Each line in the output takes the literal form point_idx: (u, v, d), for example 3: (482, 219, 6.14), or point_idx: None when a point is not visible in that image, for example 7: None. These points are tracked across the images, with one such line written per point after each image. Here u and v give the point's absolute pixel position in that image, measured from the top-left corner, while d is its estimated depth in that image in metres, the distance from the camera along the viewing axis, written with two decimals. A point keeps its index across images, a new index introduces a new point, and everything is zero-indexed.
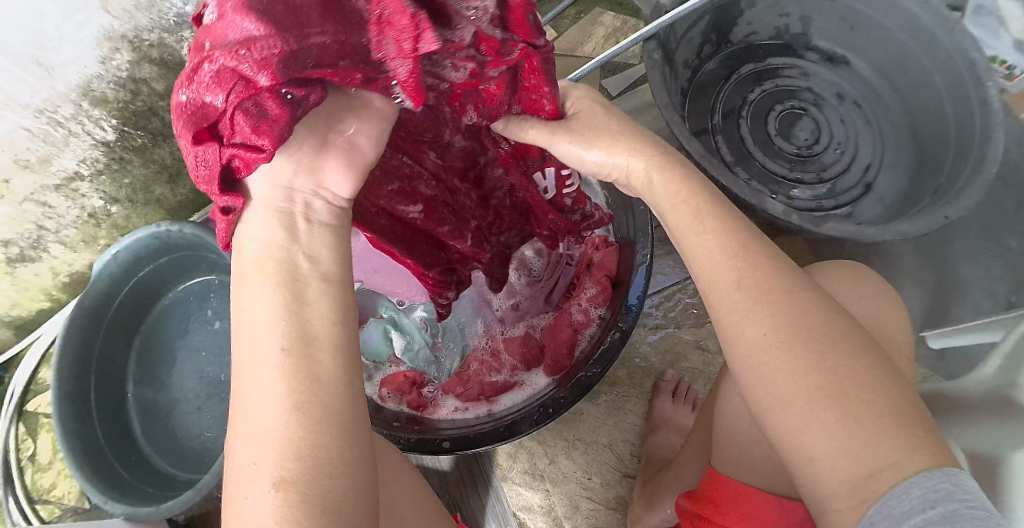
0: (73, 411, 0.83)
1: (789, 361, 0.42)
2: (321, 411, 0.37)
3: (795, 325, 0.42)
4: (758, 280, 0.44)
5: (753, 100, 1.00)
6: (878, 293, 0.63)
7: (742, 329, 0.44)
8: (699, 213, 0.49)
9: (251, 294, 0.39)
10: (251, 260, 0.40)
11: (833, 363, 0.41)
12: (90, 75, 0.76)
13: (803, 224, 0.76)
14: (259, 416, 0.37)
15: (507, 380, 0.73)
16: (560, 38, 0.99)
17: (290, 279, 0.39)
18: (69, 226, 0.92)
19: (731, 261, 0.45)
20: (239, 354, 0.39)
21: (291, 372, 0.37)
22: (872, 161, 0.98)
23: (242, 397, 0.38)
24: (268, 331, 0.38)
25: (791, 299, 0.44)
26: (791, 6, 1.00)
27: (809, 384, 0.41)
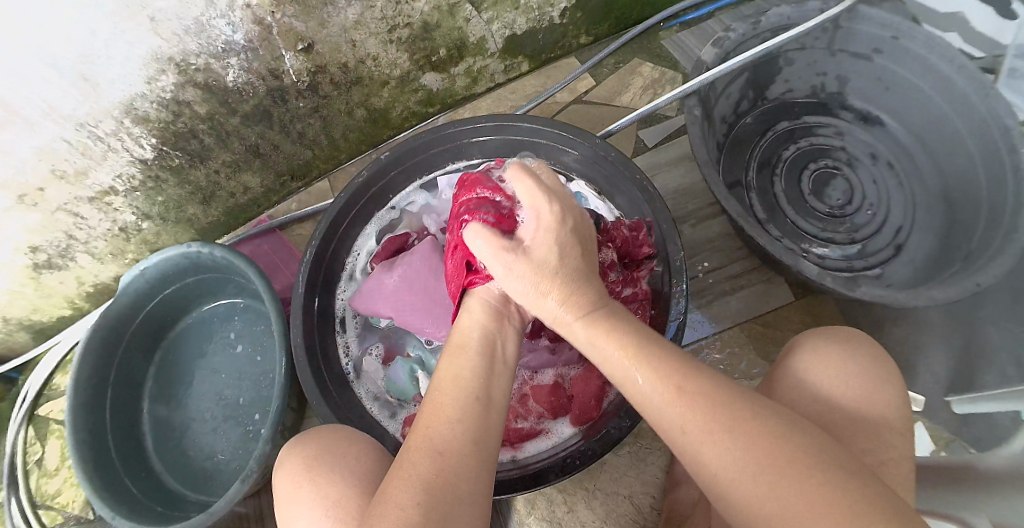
0: (87, 423, 0.83)
1: (753, 483, 0.37)
2: (480, 448, 0.45)
3: (736, 431, 0.39)
4: (705, 411, 0.40)
5: (787, 157, 1.01)
6: (870, 372, 0.54)
7: (703, 462, 0.40)
8: (633, 355, 0.46)
9: (465, 359, 0.51)
10: (471, 336, 0.54)
11: (791, 461, 0.37)
12: (134, 94, 0.74)
13: (836, 287, 0.76)
14: (440, 443, 0.44)
15: (533, 427, 0.73)
16: (598, 87, 1.00)
17: (488, 357, 0.52)
18: (99, 238, 0.92)
19: (664, 376, 0.43)
20: (442, 392, 0.48)
21: (475, 415, 0.46)
22: (902, 223, 0.97)
23: (428, 424, 0.46)
24: (472, 378, 0.49)
25: (741, 424, 0.39)
26: (829, 65, 1.02)
27: (759, 486, 0.37)
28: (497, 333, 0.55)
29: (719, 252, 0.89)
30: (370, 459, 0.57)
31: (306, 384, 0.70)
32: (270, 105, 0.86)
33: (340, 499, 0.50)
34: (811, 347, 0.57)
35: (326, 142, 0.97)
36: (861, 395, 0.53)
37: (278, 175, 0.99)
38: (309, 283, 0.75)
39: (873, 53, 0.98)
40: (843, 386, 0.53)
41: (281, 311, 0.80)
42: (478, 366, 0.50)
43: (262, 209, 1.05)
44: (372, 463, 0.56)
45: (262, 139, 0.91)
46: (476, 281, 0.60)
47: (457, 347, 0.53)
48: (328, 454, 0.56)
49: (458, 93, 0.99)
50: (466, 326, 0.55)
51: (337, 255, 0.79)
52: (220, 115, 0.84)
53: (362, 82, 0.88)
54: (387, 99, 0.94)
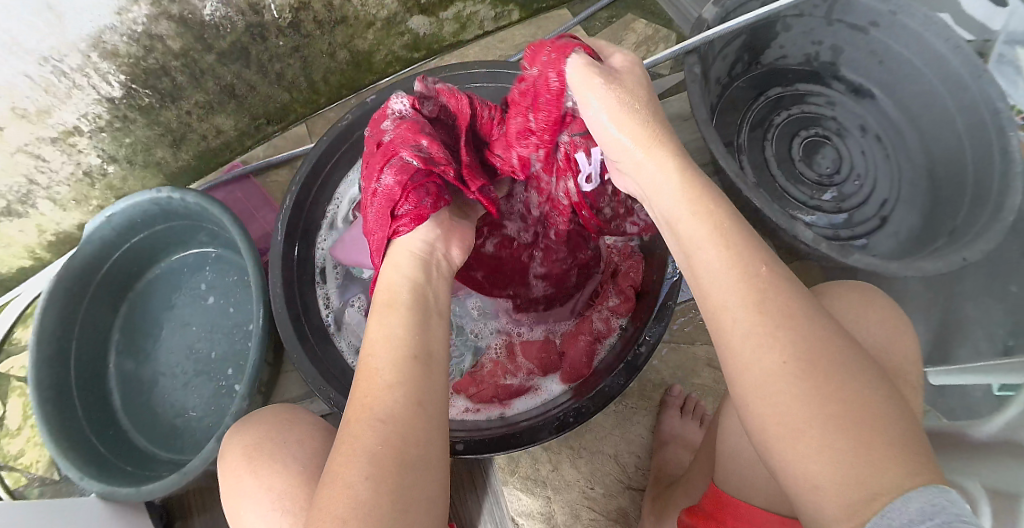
0: (51, 376, 0.79)
1: (804, 390, 0.34)
2: (418, 406, 0.39)
3: (810, 344, 0.36)
4: (779, 302, 0.38)
5: (779, 123, 1.00)
6: (887, 322, 0.54)
7: (753, 353, 0.37)
8: (719, 226, 0.42)
9: (388, 317, 0.44)
10: (398, 291, 0.47)
11: (841, 380, 0.34)
12: (103, 27, 0.69)
13: (832, 252, 0.75)
14: (384, 411, 0.38)
15: (522, 383, 0.71)
16: (591, 41, 0.96)
17: (420, 307, 0.46)
18: (62, 183, 0.87)
19: (742, 270, 0.39)
20: (375, 351, 0.42)
21: (416, 373, 0.41)
22: (889, 195, 0.96)
23: (366, 384, 0.40)
24: (406, 333, 0.43)
25: (810, 323, 0.37)
26: (825, 34, 0.99)
27: (811, 403, 0.34)
28: (427, 286, 0.49)
29: None
30: (317, 439, 0.54)
31: (285, 334, 0.67)
32: (248, 43, 0.81)
33: (284, 491, 0.48)
34: (831, 294, 0.57)
35: (305, 84, 0.93)
36: (877, 337, 0.52)
37: (254, 119, 0.94)
38: (288, 229, 0.72)
39: (869, 27, 0.95)
40: (866, 329, 0.52)
41: (258, 261, 0.77)
42: (411, 320, 0.44)
43: (235, 155, 0.99)
44: (316, 447, 0.53)
45: (238, 79, 0.86)
46: (400, 230, 0.53)
47: (386, 304, 0.46)
48: (269, 441, 0.52)
49: (446, 40, 0.95)
50: (390, 282, 0.49)
51: (316, 202, 0.75)
52: (195, 52, 0.79)
53: (347, 22, 0.84)
54: (371, 42, 0.89)
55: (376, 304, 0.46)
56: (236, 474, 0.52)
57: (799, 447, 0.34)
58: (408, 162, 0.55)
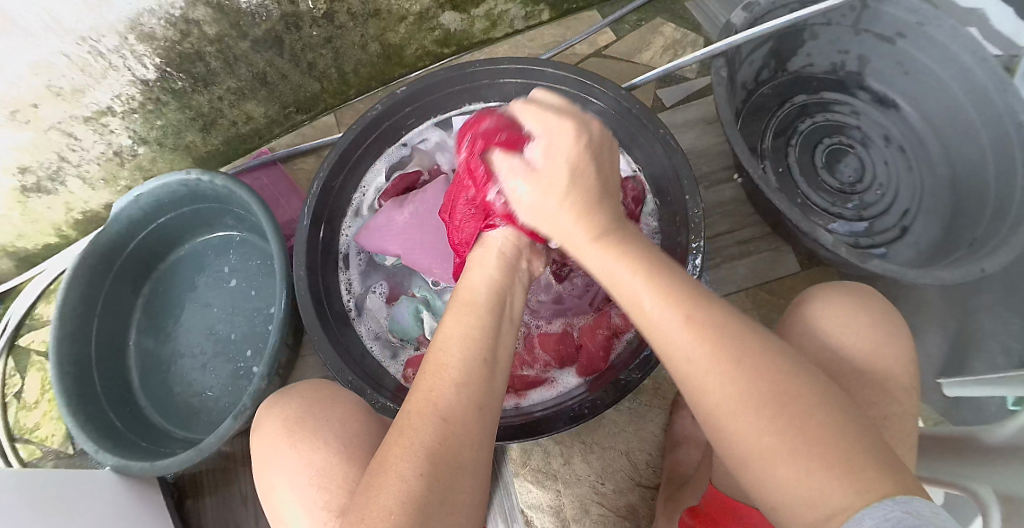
0: (73, 352, 0.80)
1: (752, 419, 0.36)
2: (478, 411, 0.40)
3: (754, 376, 0.37)
4: (717, 338, 0.39)
5: (803, 130, 1.00)
6: (885, 328, 0.54)
7: (702, 389, 0.39)
8: (648, 279, 0.43)
9: (466, 322, 0.45)
10: (478, 294, 0.48)
11: (780, 390, 0.37)
12: (142, 10, 0.71)
13: (850, 257, 0.75)
14: (445, 408, 0.39)
15: (538, 375, 0.71)
16: (619, 43, 0.97)
17: (496, 311, 0.47)
18: (92, 161, 0.88)
19: (684, 315, 0.41)
20: (447, 352, 0.43)
21: (480, 378, 0.42)
22: (911, 205, 0.95)
23: (431, 381, 0.41)
24: (478, 336, 0.44)
25: (750, 354, 0.39)
26: (851, 43, 1.00)
27: (764, 431, 0.36)
28: (508, 290, 0.50)
29: (729, 218, 0.88)
30: (356, 420, 0.54)
31: (308, 319, 0.68)
32: (282, 32, 0.83)
33: (325, 466, 0.49)
34: (823, 297, 0.57)
35: (336, 75, 0.94)
36: (876, 333, 0.53)
37: (283, 107, 0.95)
38: (314, 215, 0.72)
39: (895, 37, 0.96)
40: (857, 326, 0.53)
41: (284, 251, 0.78)
42: (488, 322, 0.45)
43: (263, 142, 1.01)
44: (354, 429, 0.53)
45: (271, 67, 0.88)
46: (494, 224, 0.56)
47: (464, 302, 0.47)
48: (310, 417, 0.53)
49: (476, 37, 0.96)
50: (472, 282, 0.50)
51: (344, 188, 0.76)
52: (230, 37, 0.80)
53: (380, 15, 0.85)
54: (402, 35, 0.90)
55: (455, 303, 0.48)
56: (274, 447, 0.52)
57: (763, 471, 0.36)
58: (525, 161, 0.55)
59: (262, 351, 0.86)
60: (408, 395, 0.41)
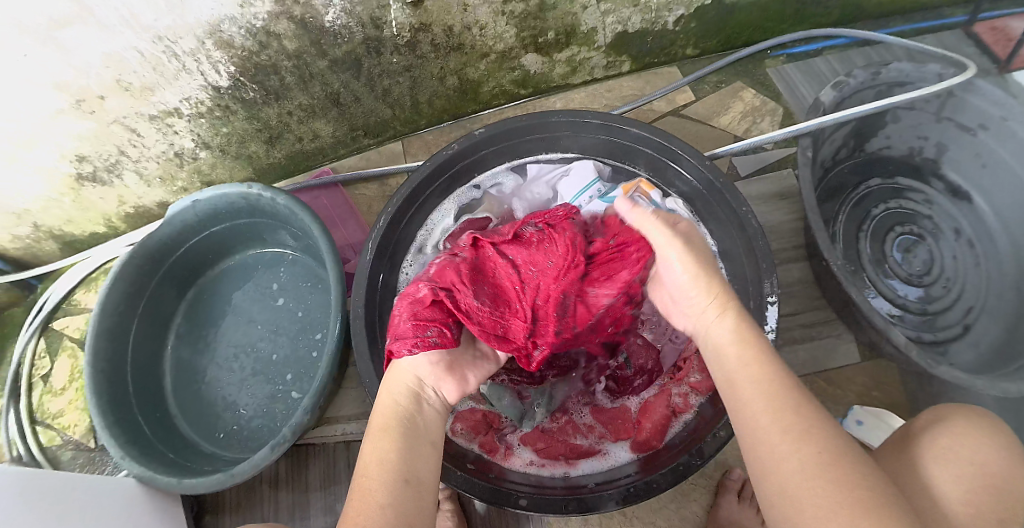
0: (108, 350, 0.79)
1: (827, 487, 0.37)
2: (403, 513, 0.43)
3: (839, 453, 0.39)
4: (798, 413, 0.42)
5: (875, 215, 0.97)
6: (1014, 457, 0.50)
7: (774, 457, 0.40)
8: (755, 353, 0.48)
9: (383, 447, 0.47)
10: (392, 416, 0.51)
11: (844, 462, 0.39)
12: (222, 16, 0.69)
13: (920, 360, 0.71)
14: (374, 516, 0.42)
15: (591, 445, 0.68)
16: (698, 103, 0.95)
17: (410, 438, 0.49)
18: (151, 159, 0.88)
19: (775, 391, 0.44)
20: (367, 473, 0.46)
21: (397, 494, 0.44)
22: (975, 302, 0.91)
23: (357, 504, 0.43)
24: (396, 462, 0.46)
25: (826, 431, 0.41)
26: (932, 130, 0.96)
27: (842, 499, 0.37)
28: (421, 407, 0.53)
29: (795, 297, 0.86)
30: None
31: (361, 362, 0.65)
32: (363, 55, 0.81)
33: None
34: (951, 412, 0.54)
35: (409, 104, 0.93)
36: (1006, 465, 0.49)
37: (352, 130, 0.94)
38: (378, 250, 0.70)
39: (976, 129, 0.92)
40: (993, 453, 0.50)
41: (340, 275, 0.75)
42: (403, 446, 0.48)
43: (326, 161, 1.00)
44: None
45: (345, 88, 0.86)
46: (392, 350, 0.55)
47: (380, 429, 0.49)
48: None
49: (554, 81, 0.94)
50: (384, 406, 0.52)
51: (408, 227, 0.74)
52: (309, 55, 0.79)
53: (463, 49, 0.84)
54: (482, 72, 0.89)
55: (371, 428, 0.50)
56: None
57: None
58: (422, 290, 0.58)
59: (304, 377, 0.84)
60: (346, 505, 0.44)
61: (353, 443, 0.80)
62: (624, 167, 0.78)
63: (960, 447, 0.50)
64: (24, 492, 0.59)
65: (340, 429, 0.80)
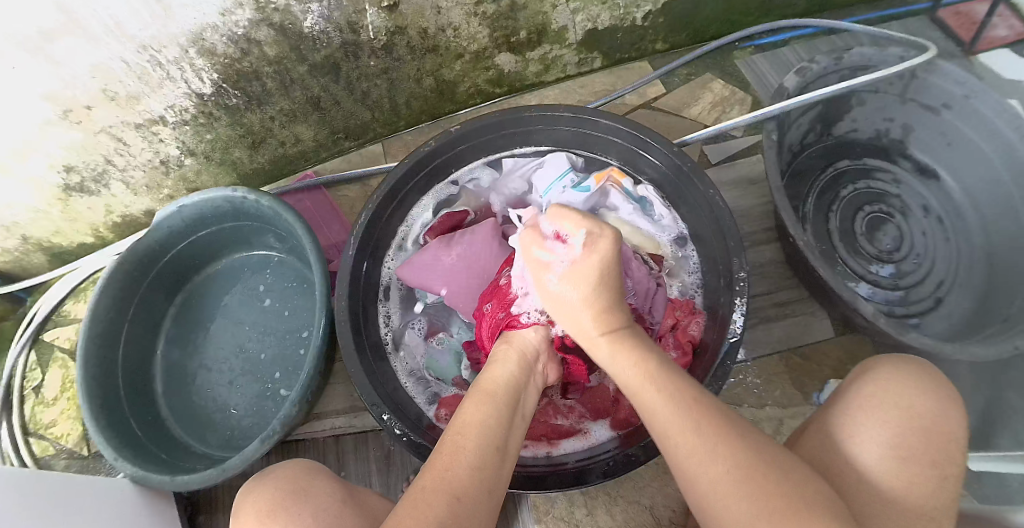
0: (99, 356, 0.80)
1: (737, 499, 0.41)
2: (491, 480, 0.43)
3: (744, 458, 0.42)
4: (700, 424, 0.45)
5: (844, 196, 1.00)
6: (941, 399, 0.52)
7: (694, 474, 0.44)
8: (651, 377, 0.50)
9: (483, 410, 0.48)
10: (500, 387, 0.52)
11: (754, 465, 0.42)
12: (206, 25, 0.72)
13: (889, 329, 0.74)
14: (463, 470, 0.42)
15: (572, 425, 0.71)
16: (669, 95, 0.98)
17: (510, 411, 0.50)
18: (137, 167, 0.90)
19: (677, 406, 0.47)
20: (461, 428, 0.46)
21: (488, 456, 0.44)
22: (945, 277, 0.95)
23: (449, 454, 0.44)
24: (492, 426, 0.47)
25: (727, 436, 0.44)
26: (898, 112, 1.00)
27: (753, 512, 0.40)
28: (523, 388, 0.53)
29: (769, 277, 0.88)
30: (301, 477, 0.50)
31: (346, 351, 0.67)
32: (341, 59, 0.84)
33: (269, 501, 0.47)
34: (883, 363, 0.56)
35: (388, 106, 0.95)
36: (933, 407, 0.51)
37: (333, 133, 0.97)
38: (359, 244, 0.72)
39: (941, 108, 0.96)
40: (916, 398, 0.52)
41: (326, 275, 0.77)
42: (503, 418, 0.48)
43: (309, 164, 1.02)
44: (335, 518, 0.46)
45: (325, 92, 0.89)
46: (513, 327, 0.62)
47: (483, 393, 0.50)
48: (285, 507, 0.47)
49: (528, 79, 0.97)
50: (495, 375, 0.53)
51: (389, 222, 0.77)
52: (289, 60, 0.81)
53: (438, 51, 0.86)
54: (457, 72, 0.92)
55: (473, 388, 0.52)
56: (264, 484, 0.50)
57: None
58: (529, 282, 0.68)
59: (293, 374, 0.86)
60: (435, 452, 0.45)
61: (343, 436, 0.82)
62: (597, 157, 0.81)
63: (881, 396, 0.53)
64: (7, 491, 0.59)
65: (328, 424, 0.82)
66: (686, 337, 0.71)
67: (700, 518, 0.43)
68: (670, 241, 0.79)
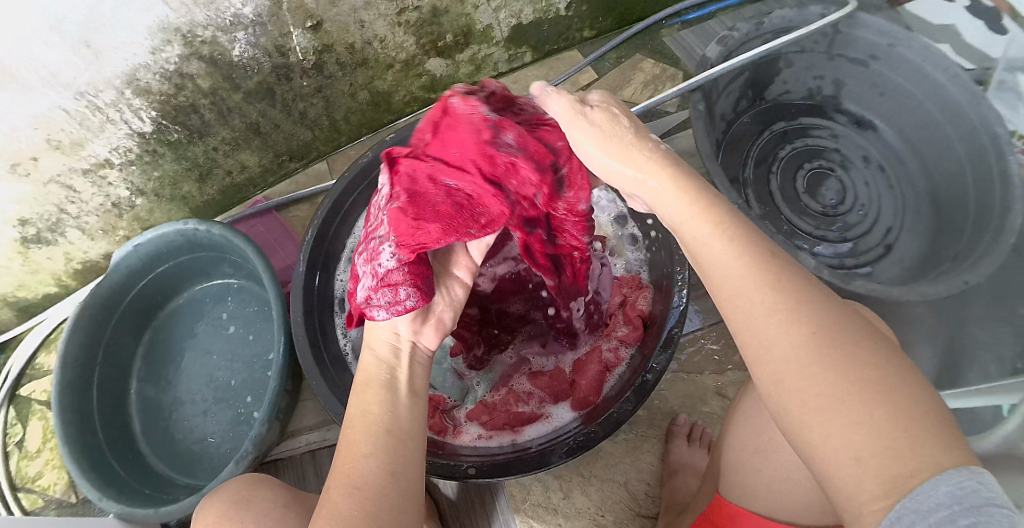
0: (74, 402, 0.81)
1: (824, 368, 0.37)
2: (391, 461, 0.43)
3: (832, 326, 0.39)
4: (784, 284, 0.41)
5: (783, 156, 1.03)
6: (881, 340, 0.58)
7: (774, 338, 0.40)
8: (716, 225, 0.45)
9: (365, 399, 0.47)
10: (375, 370, 0.49)
11: (836, 332, 0.38)
12: (137, 64, 0.73)
13: (834, 279, 0.76)
14: (358, 474, 0.42)
15: (534, 411, 0.72)
16: (601, 80, 1.01)
17: (392, 389, 0.48)
18: (91, 213, 0.91)
19: (755, 268, 0.42)
20: (352, 427, 0.46)
21: (380, 441, 0.44)
22: (893, 223, 0.98)
23: (344, 457, 0.44)
24: (378, 410, 0.46)
25: (812, 297, 0.40)
26: (827, 69, 1.03)
27: (841, 383, 0.36)
28: (400, 363, 0.51)
29: None
30: (252, 484, 0.58)
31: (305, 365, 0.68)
32: (274, 83, 0.85)
33: (219, 511, 0.55)
34: None
35: (327, 123, 0.97)
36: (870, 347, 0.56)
37: (277, 156, 0.98)
38: (310, 262, 0.74)
39: (868, 60, 0.98)
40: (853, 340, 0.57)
41: (281, 296, 0.78)
42: (384, 399, 0.47)
43: (257, 190, 1.03)
44: (276, 522, 0.54)
45: (263, 117, 0.90)
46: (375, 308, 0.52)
47: (364, 382, 0.49)
48: (231, 515, 0.55)
49: (462, 81, 0.99)
50: (368, 361, 0.51)
51: (337, 235, 0.78)
52: (223, 90, 0.83)
53: (367, 64, 0.88)
54: (390, 83, 0.93)
55: (354, 383, 0.50)
56: (219, 494, 0.58)
57: (835, 434, 0.36)
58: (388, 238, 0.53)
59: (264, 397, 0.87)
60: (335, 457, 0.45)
61: (319, 451, 0.83)
62: None
63: None
64: None
65: (303, 440, 0.83)
66: (634, 312, 0.73)
67: (769, 392, 0.40)
68: (611, 221, 0.81)
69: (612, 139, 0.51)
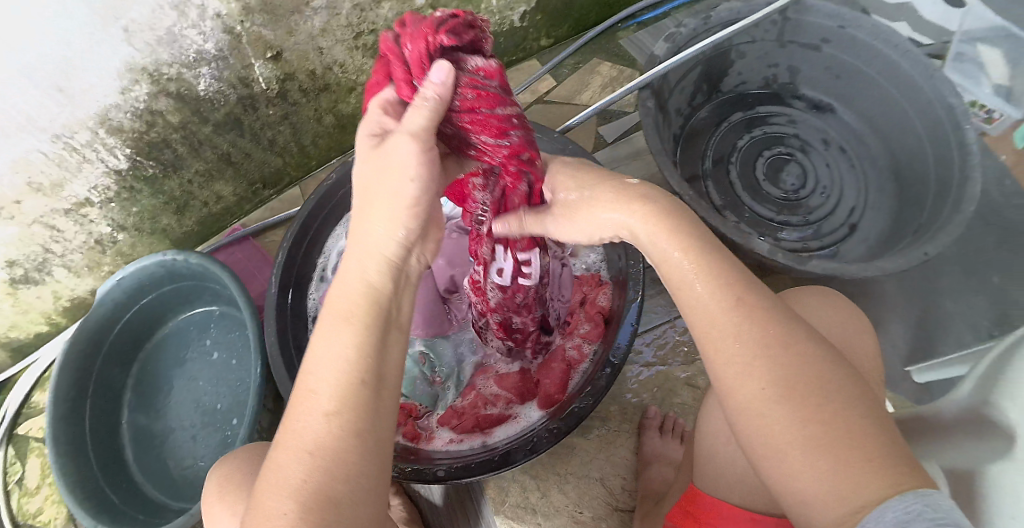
0: (67, 435, 0.83)
1: (785, 412, 0.39)
2: (357, 414, 0.39)
3: (795, 372, 0.41)
4: (756, 329, 0.42)
5: (742, 147, 1.05)
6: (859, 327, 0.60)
7: (739, 380, 0.42)
8: (696, 263, 0.46)
9: (330, 338, 0.42)
10: (358, 302, 0.43)
11: (801, 377, 0.40)
12: (108, 105, 0.76)
13: (788, 262, 0.78)
14: (312, 438, 0.38)
15: (502, 412, 0.74)
16: (560, 86, 1.04)
17: (381, 324, 0.43)
18: (75, 251, 0.93)
19: (729, 311, 0.43)
20: (315, 367, 0.41)
21: (347, 395, 0.39)
22: (856, 202, 1.00)
23: (304, 403, 0.40)
24: (348, 353, 0.41)
25: (783, 340, 0.42)
26: (779, 57, 1.05)
27: (798, 428, 0.39)
28: (389, 294, 0.45)
29: None
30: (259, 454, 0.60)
31: (282, 381, 0.70)
32: (241, 114, 0.88)
33: (227, 476, 0.58)
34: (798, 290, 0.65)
35: (296, 148, 1.01)
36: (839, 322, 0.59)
37: (251, 183, 1.02)
38: (282, 282, 0.77)
39: (820, 44, 1.01)
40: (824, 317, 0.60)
41: (257, 318, 0.80)
42: (369, 340, 0.42)
43: (236, 217, 1.08)
44: None
45: (234, 146, 0.93)
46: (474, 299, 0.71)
47: (342, 316, 0.43)
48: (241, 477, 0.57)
49: None
50: (352, 287, 0.45)
51: (307, 257, 0.81)
52: (193, 123, 0.85)
53: (330, 88, 0.93)
54: (353, 105, 0.99)
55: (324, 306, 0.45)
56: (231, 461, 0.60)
57: (788, 475, 0.39)
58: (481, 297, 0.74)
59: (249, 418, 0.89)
60: (293, 397, 0.41)
61: None
62: None
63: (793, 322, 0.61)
64: None
65: None
66: (596, 308, 0.76)
67: (735, 428, 0.43)
68: None
69: (578, 213, 0.53)
